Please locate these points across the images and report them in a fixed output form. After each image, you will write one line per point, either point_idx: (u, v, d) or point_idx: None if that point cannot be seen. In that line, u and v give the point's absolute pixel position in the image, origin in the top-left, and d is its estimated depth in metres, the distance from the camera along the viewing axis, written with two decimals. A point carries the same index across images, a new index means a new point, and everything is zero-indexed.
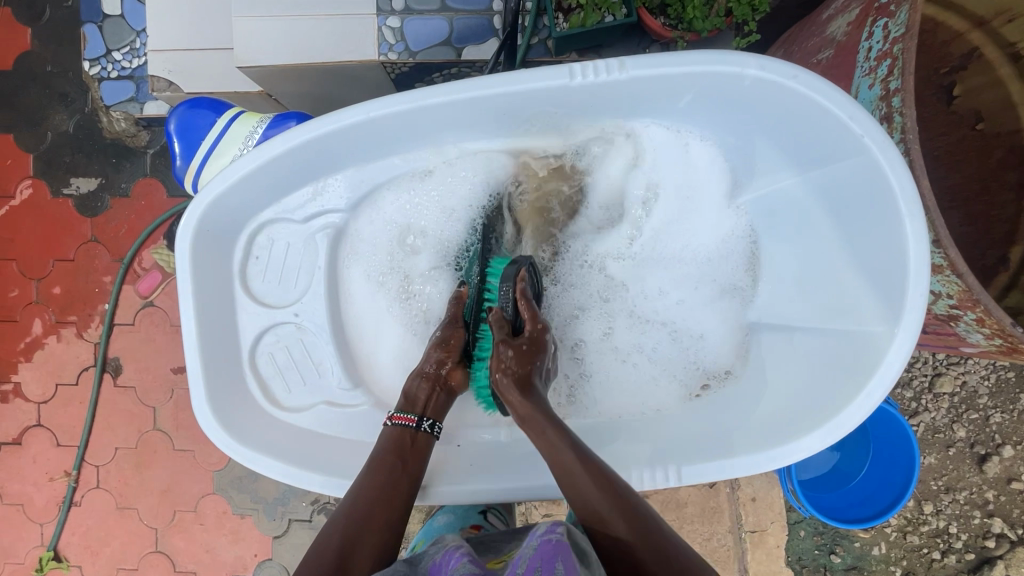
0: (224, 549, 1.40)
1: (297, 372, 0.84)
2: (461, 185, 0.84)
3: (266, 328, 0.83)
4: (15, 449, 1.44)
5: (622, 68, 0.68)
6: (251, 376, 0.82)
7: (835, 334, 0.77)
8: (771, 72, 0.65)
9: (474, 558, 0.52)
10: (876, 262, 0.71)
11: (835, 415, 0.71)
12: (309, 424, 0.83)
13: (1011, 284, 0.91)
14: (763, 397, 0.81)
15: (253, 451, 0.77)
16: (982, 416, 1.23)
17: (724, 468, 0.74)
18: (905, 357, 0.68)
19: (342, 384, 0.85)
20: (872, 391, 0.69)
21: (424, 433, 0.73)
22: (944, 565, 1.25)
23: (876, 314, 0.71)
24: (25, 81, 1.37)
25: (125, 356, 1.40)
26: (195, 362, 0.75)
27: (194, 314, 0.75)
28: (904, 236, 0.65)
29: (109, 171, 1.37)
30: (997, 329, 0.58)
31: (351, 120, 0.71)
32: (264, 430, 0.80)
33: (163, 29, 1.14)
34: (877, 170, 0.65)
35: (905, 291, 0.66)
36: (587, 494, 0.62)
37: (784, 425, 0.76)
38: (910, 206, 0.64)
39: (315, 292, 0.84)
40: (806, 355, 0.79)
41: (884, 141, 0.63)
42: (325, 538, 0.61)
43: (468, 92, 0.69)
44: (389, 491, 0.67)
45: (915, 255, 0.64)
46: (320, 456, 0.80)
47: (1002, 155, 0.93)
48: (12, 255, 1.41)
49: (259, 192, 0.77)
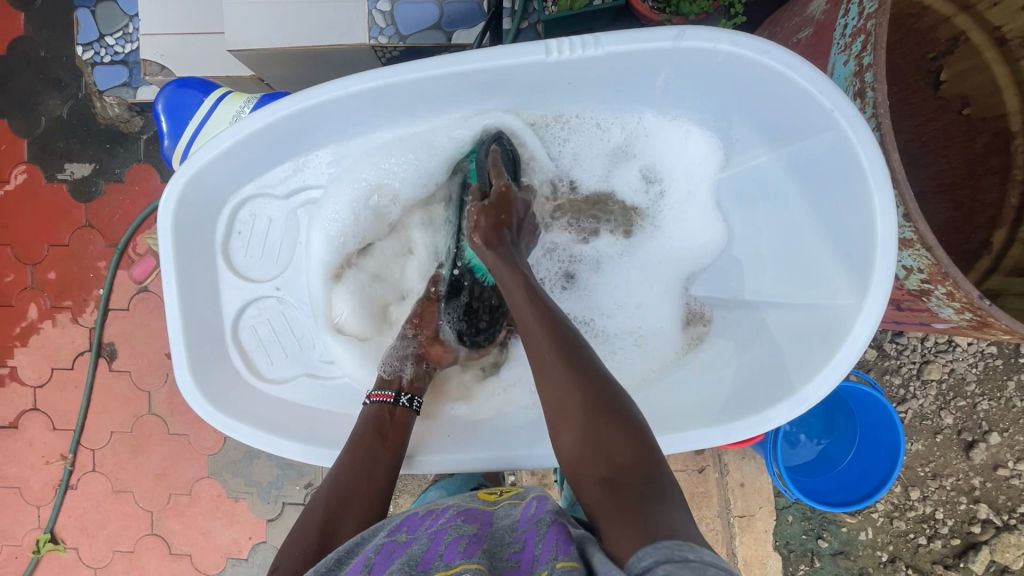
0: (219, 532, 1.41)
1: (279, 345, 0.85)
2: (444, 162, 0.85)
3: (249, 302, 0.84)
4: (11, 433, 1.46)
5: (599, 44, 0.68)
6: (234, 350, 0.84)
7: (809, 309, 0.77)
8: (743, 48, 0.66)
9: (463, 528, 0.56)
10: (845, 238, 0.71)
11: (801, 388, 0.72)
12: (290, 396, 0.85)
13: (994, 268, 0.92)
14: (738, 372, 0.81)
15: (233, 421, 0.79)
16: (969, 403, 1.24)
17: (713, 436, 0.74)
18: (871, 330, 0.68)
19: (323, 356, 0.87)
20: (838, 363, 0.69)
21: (402, 408, 0.77)
22: (930, 550, 1.27)
23: (845, 286, 0.72)
24: (18, 66, 1.37)
25: (119, 341, 1.41)
26: (177, 333, 0.76)
27: (176, 287, 0.76)
28: (870, 211, 0.66)
29: (102, 157, 1.38)
30: (967, 303, 0.59)
31: (328, 95, 0.71)
32: (246, 401, 0.82)
33: (154, 13, 1.14)
34: (845, 145, 0.66)
35: (872, 264, 0.66)
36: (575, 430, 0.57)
37: (754, 400, 0.76)
38: (878, 179, 0.64)
39: (296, 266, 0.85)
40: (780, 331, 0.80)
41: (853, 117, 0.63)
42: (310, 512, 0.65)
43: (446, 68, 0.70)
44: (371, 459, 0.70)
45: (882, 231, 0.65)
46: (300, 428, 0.81)
47: (988, 141, 0.93)
48: (7, 241, 1.42)
49: (242, 167, 0.78)
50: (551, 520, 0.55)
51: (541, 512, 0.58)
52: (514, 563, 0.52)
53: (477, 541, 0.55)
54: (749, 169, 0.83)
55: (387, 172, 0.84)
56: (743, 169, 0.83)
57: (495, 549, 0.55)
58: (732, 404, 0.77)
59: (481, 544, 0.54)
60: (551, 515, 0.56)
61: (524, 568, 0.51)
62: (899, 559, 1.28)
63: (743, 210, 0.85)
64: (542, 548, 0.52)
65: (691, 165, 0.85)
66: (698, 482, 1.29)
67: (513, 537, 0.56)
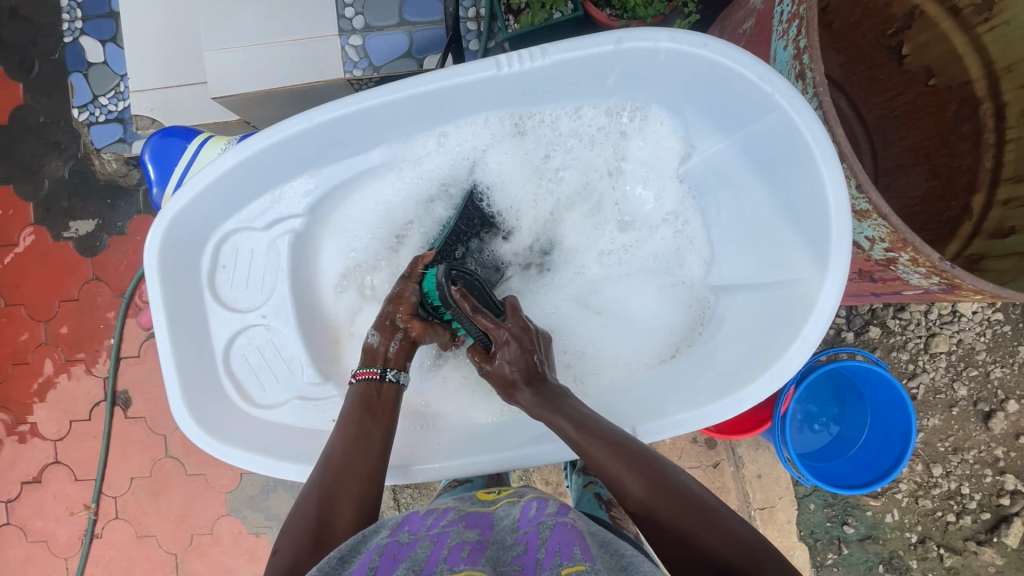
0: (243, 569, 1.42)
1: (269, 371, 0.87)
2: (415, 181, 0.88)
3: (237, 332, 0.86)
4: (35, 488, 1.49)
5: (545, 54, 0.71)
6: (227, 379, 0.86)
7: (775, 287, 0.79)
8: (682, 43, 0.69)
9: (466, 537, 0.57)
10: (804, 213, 0.73)
11: (776, 362, 0.74)
12: (283, 419, 0.87)
13: (976, 232, 0.91)
14: (720, 351, 0.83)
15: (228, 446, 0.81)
16: (982, 372, 1.22)
17: (700, 416, 0.77)
18: (834, 300, 0.70)
19: (312, 378, 0.89)
20: (806, 336, 0.72)
21: (389, 384, 0.79)
22: (960, 527, 1.24)
23: (807, 262, 0.74)
24: (19, 134, 1.44)
25: (133, 388, 1.44)
26: (170, 366, 0.79)
27: (167, 323, 0.79)
28: (822, 185, 0.68)
29: (104, 212, 1.43)
30: (931, 267, 0.59)
31: (297, 128, 0.75)
32: (239, 426, 0.84)
33: (142, 71, 1.20)
34: (791, 125, 0.68)
35: (829, 237, 0.69)
36: (638, 482, 0.66)
37: (732, 378, 0.78)
38: (825, 153, 0.67)
39: (280, 294, 0.87)
40: (750, 312, 0.82)
41: (794, 97, 0.66)
42: (304, 499, 0.67)
43: (404, 91, 0.74)
44: (361, 441, 0.72)
45: (834, 202, 0.67)
46: (296, 449, 0.84)
47: (957, 109, 0.94)
48: (20, 300, 1.47)
49: (221, 202, 0.81)
50: (553, 522, 0.58)
51: (543, 514, 0.60)
52: (518, 563, 0.53)
53: (480, 548, 0.55)
54: (706, 159, 0.84)
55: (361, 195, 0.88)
56: (701, 160, 0.84)
57: (499, 551, 0.56)
58: (718, 382, 0.79)
59: (484, 552, 0.55)
60: (554, 518, 0.59)
61: (529, 569, 0.52)
62: (929, 539, 1.25)
63: (705, 198, 0.86)
64: (547, 551, 0.53)
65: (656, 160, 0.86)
66: (714, 477, 1.28)
67: (514, 538, 0.58)
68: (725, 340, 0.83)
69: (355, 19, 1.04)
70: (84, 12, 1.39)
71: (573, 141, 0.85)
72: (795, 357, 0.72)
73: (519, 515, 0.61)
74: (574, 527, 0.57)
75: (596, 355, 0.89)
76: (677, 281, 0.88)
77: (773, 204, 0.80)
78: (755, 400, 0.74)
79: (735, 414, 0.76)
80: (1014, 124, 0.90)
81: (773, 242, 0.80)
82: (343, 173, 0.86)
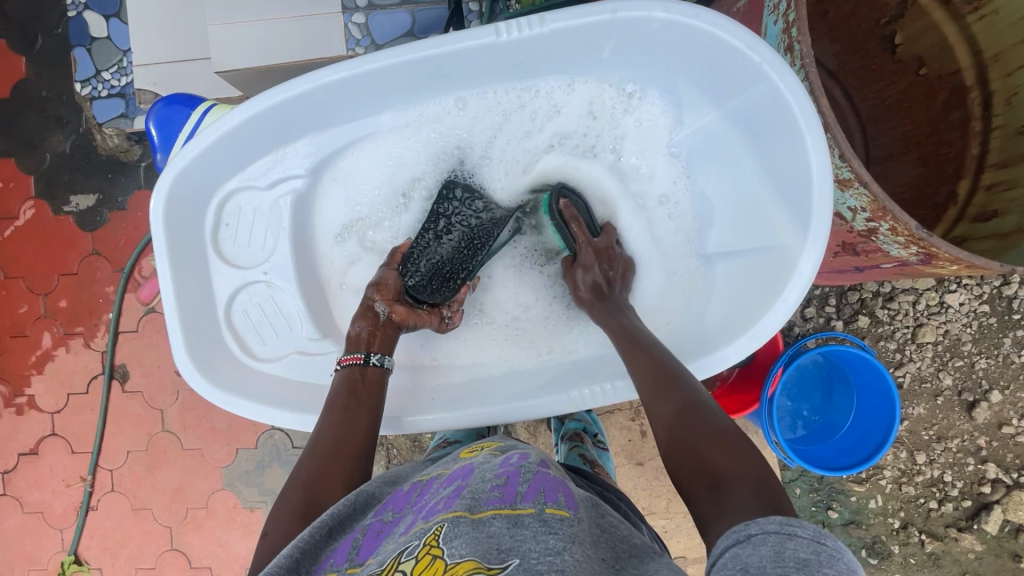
0: (237, 543, 1.44)
1: (269, 326, 0.90)
2: (415, 146, 0.90)
3: (238, 288, 0.88)
4: (32, 459, 1.50)
5: (543, 23, 0.73)
6: (228, 333, 0.88)
7: (761, 254, 0.81)
8: (675, 14, 0.71)
9: (446, 490, 0.59)
10: (788, 181, 0.76)
11: (758, 323, 0.76)
12: (282, 372, 0.89)
13: (960, 217, 0.93)
14: (708, 315, 0.85)
15: (229, 395, 0.83)
16: (967, 363, 1.24)
17: (689, 372, 0.79)
18: (815, 264, 0.72)
19: (310, 335, 0.91)
20: (787, 297, 0.74)
21: (373, 367, 0.80)
22: (942, 514, 1.27)
23: (789, 227, 0.77)
24: (22, 107, 1.44)
25: (131, 363, 1.46)
26: (173, 316, 0.81)
27: (170, 274, 0.81)
28: (806, 152, 0.71)
29: (105, 187, 1.44)
30: (909, 235, 0.61)
31: (301, 88, 0.77)
32: (239, 377, 0.87)
33: (147, 46, 1.21)
34: (777, 94, 0.71)
35: (811, 203, 0.71)
36: (669, 407, 0.64)
37: (716, 338, 0.81)
38: (808, 122, 0.69)
39: (280, 252, 0.89)
40: (736, 278, 0.85)
41: (781, 66, 0.69)
42: (292, 482, 0.68)
43: (407, 55, 0.76)
44: (349, 423, 0.73)
45: (817, 169, 0.70)
46: (294, 400, 0.86)
47: (946, 98, 0.96)
48: (19, 273, 1.48)
49: (225, 161, 0.83)
50: (534, 469, 0.60)
51: (525, 461, 0.62)
52: (497, 492, 0.54)
53: (459, 492, 0.57)
54: (697, 131, 0.86)
55: (364, 158, 0.90)
56: (692, 131, 0.86)
57: (477, 483, 0.57)
58: (702, 342, 0.82)
59: (462, 493, 0.56)
60: (535, 466, 0.61)
61: (507, 498, 0.53)
62: (911, 525, 1.28)
63: (695, 165, 0.88)
64: (527, 487, 0.55)
65: (648, 131, 0.88)
66: None
67: (493, 472, 0.59)
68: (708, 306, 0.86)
69: None
70: None
71: (570, 112, 0.88)
72: (777, 319, 0.75)
73: (502, 459, 0.62)
74: (555, 477, 0.59)
75: (582, 316, 0.92)
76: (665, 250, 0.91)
77: (760, 174, 0.82)
78: (734, 359, 0.77)
79: (716, 373, 0.78)
80: (1001, 112, 0.92)
81: (760, 211, 0.82)
82: (346, 137, 0.88)
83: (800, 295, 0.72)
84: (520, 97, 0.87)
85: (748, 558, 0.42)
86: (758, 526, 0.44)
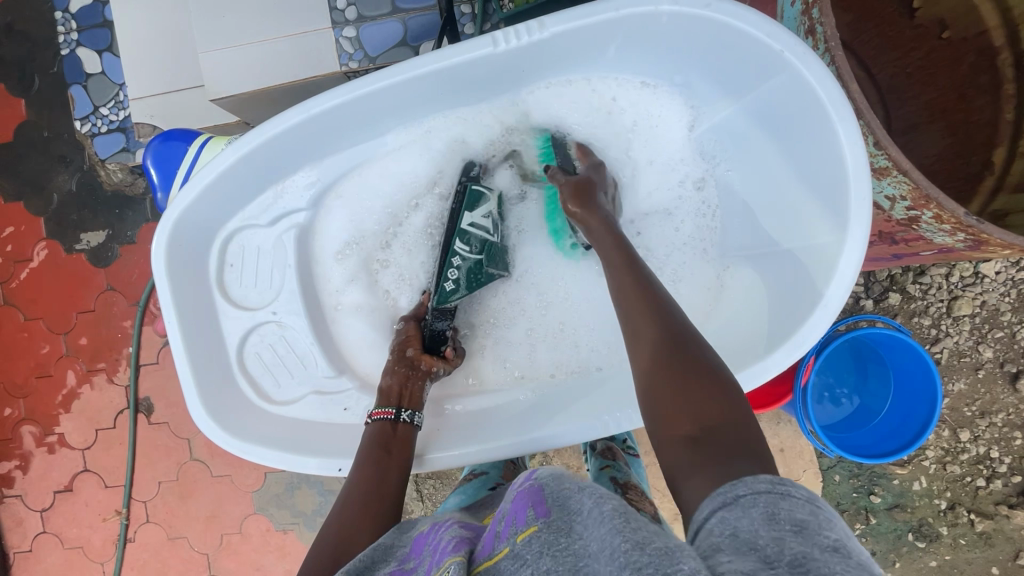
0: (273, 565, 1.44)
1: (283, 367, 0.88)
2: (419, 169, 0.88)
3: (249, 330, 0.87)
4: (67, 495, 1.52)
5: (542, 27, 0.70)
6: (242, 377, 0.87)
7: (793, 252, 0.78)
8: (684, 5, 0.68)
9: (458, 532, 0.55)
10: (818, 176, 0.72)
11: (798, 330, 0.72)
12: (300, 414, 0.88)
13: (998, 188, 0.87)
14: (744, 320, 0.81)
15: (247, 444, 0.82)
16: (1009, 333, 1.18)
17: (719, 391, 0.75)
18: (856, 262, 0.68)
19: (326, 373, 0.89)
20: (829, 300, 0.70)
21: (405, 423, 0.79)
22: (991, 492, 1.21)
23: (824, 225, 0.72)
24: (25, 150, 1.45)
25: (154, 395, 1.46)
26: (184, 366, 0.80)
27: (178, 322, 0.80)
28: (838, 143, 0.67)
29: (114, 222, 1.44)
30: (956, 223, 0.58)
31: (295, 119, 0.75)
32: (256, 424, 0.85)
33: (140, 78, 1.20)
34: (802, 83, 0.67)
35: (847, 195, 0.67)
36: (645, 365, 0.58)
37: (754, 348, 0.77)
38: (840, 111, 0.66)
39: (289, 290, 0.88)
40: (768, 281, 0.80)
41: (804, 53, 0.65)
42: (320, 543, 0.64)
43: (403, 74, 0.73)
44: (379, 482, 0.71)
45: (852, 160, 0.66)
46: (313, 443, 0.85)
47: (973, 61, 0.90)
48: (38, 314, 1.49)
49: (224, 201, 0.81)
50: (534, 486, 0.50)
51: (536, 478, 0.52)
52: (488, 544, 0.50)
53: (463, 541, 0.53)
54: (711, 127, 0.83)
55: (366, 184, 0.88)
56: (707, 128, 0.84)
57: (480, 541, 0.53)
58: (735, 355, 0.78)
59: (468, 543, 0.52)
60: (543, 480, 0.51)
61: (489, 546, 0.48)
62: (959, 505, 1.22)
63: (716, 166, 0.85)
64: (512, 516, 0.48)
65: (660, 125, 0.85)
66: None
67: (499, 517, 0.53)
68: (741, 313, 0.82)
69: (347, 11, 1.02)
70: (79, 23, 1.39)
71: (573, 113, 0.86)
72: (813, 328, 0.71)
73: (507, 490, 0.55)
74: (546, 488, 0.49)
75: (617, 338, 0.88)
76: (685, 255, 0.87)
77: (786, 168, 0.78)
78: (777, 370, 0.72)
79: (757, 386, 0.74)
80: None
81: (786, 207, 0.79)
82: (347, 163, 0.86)
83: (843, 298, 0.68)
84: (520, 108, 0.85)
85: (738, 521, 0.40)
86: (747, 487, 0.42)
